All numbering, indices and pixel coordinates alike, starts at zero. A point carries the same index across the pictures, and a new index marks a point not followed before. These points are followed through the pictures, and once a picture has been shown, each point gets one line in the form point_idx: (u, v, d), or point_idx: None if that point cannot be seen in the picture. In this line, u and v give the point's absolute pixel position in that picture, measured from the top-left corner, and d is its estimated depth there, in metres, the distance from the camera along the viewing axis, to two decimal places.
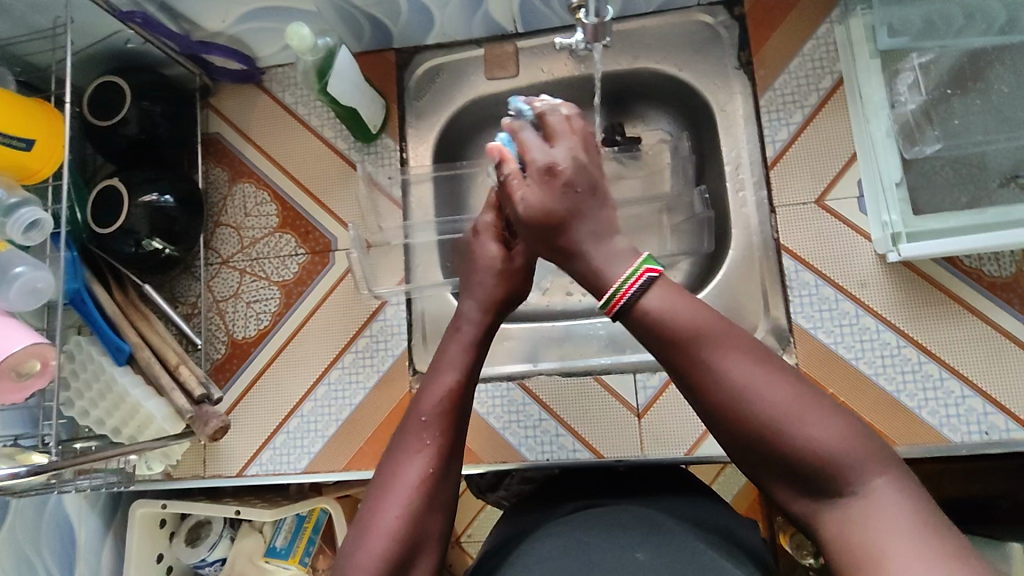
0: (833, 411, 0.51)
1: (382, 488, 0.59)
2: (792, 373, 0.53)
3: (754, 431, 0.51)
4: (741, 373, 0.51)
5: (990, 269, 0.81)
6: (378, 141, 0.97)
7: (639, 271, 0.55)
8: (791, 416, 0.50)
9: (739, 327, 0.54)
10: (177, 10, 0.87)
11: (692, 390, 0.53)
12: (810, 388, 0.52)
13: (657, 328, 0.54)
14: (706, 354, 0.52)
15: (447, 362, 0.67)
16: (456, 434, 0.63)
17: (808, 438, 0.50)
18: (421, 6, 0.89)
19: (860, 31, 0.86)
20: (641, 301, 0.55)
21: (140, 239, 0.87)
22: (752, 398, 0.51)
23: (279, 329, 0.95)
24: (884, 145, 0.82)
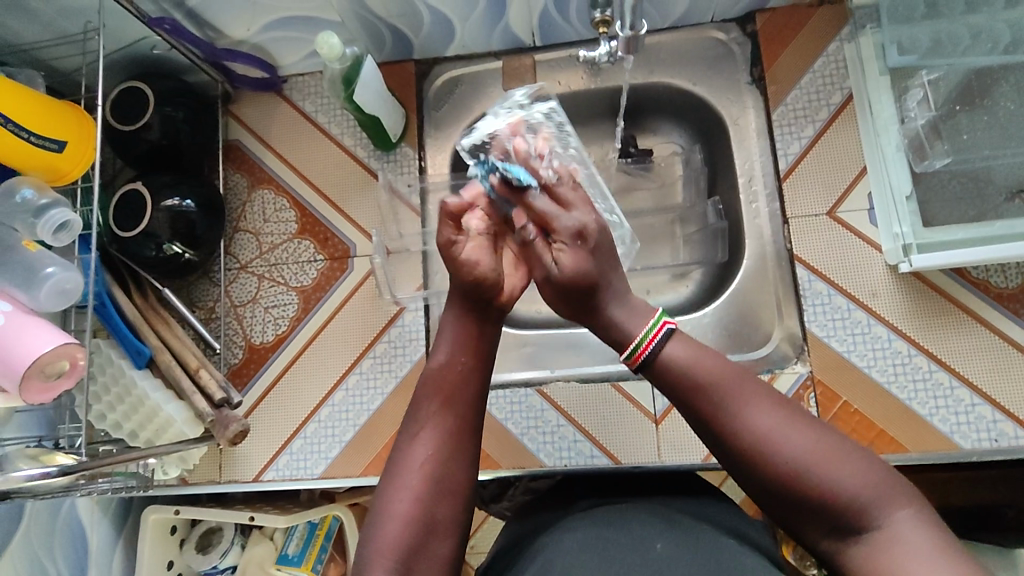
0: (855, 453, 0.52)
1: (392, 472, 0.60)
2: (809, 417, 0.54)
3: (775, 476, 0.52)
4: (759, 420, 0.53)
5: (997, 280, 0.84)
6: (398, 149, 0.99)
7: (656, 324, 0.58)
8: (812, 459, 0.51)
9: (754, 376, 0.55)
10: (203, 18, 0.88)
11: (711, 438, 0.55)
12: (829, 430, 0.53)
13: (676, 379, 0.56)
14: (722, 403, 0.54)
15: (447, 338, 0.66)
16: (465, 414, 0.63)
17: (831, 480, 0.51)
18: (443, 18, 0.91)
19: (870, 48, 0.89)
20: (659, 354, 0.57)
21: (161, 242, 0.87)
22: (773, 442, 0.52)
23: (297, 333, 0.96)
24: (894, 159, 0.85)
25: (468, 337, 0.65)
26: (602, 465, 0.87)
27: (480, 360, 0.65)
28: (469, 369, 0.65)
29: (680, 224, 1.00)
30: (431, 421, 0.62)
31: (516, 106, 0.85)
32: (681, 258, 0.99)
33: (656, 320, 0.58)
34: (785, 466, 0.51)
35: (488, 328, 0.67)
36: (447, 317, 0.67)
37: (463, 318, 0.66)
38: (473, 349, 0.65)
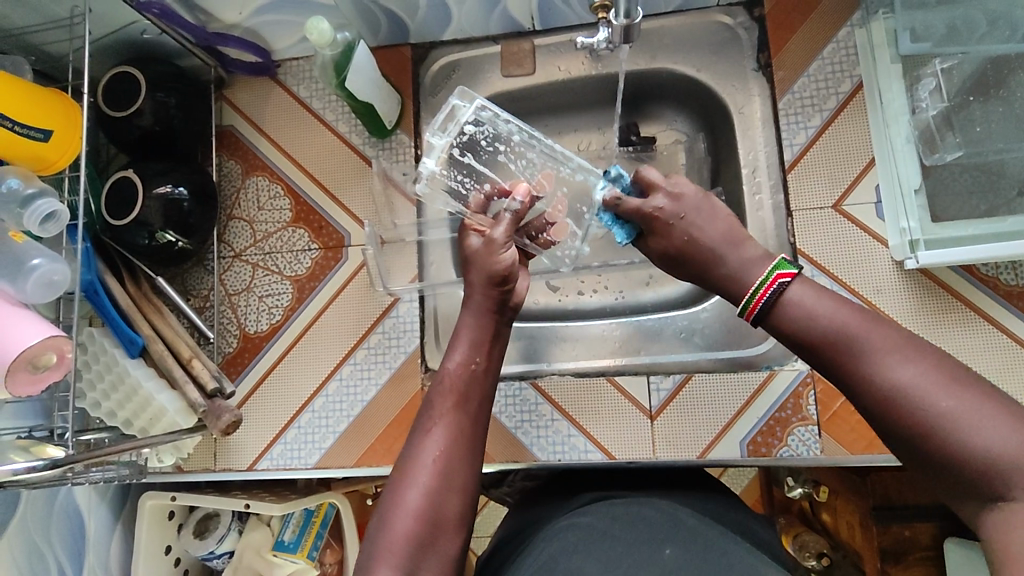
0: (1007, 409, 0.44)
1: (401, 469, 0.61)
2: (953, 369, 0.46)
3: (898, 428, 0.46)
4: (887, 371, 0.47)
5: (1007, 278, 0.81)
6: (393, 136, 0.97)
7: (770, 277, 0.54)
8: (946, 413, 0.44)
9: (889, 325, 0.49)
10: (194, 1, 0.86)
11: (833, 381, 0.50)
12: (977, 386, 0.45)
13: (795, 321, 0.52)
14: (847, 351, 0.49)
15: (464, 336, 0.69)
16: (472, 411, 0.65)
17: (969, 438, 0.43)
18: (439, 1, 0.89)
19: (882, 34, 0.85)
20: (780, 304, 0.53)
21: (154, 231, 0.87)
22: (902, 394, 0.46)
23: (291, 323, 0.95)
24: (903, 150, 0.82)
25: (486, 339, 0.68)
26: (597, 460, 0.85)
27: (492, 363, 0.68)
28: (482, 371, 0.67)
29: None
30: (442, 417, 0.63)
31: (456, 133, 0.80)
32: None
33: (770, 270, 0.54)
34: (908, 419, 0.46)
35: (501, 331, 0.71)
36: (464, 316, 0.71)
37: (482, 319, 0.70)
38: (488, 353, 0.68)
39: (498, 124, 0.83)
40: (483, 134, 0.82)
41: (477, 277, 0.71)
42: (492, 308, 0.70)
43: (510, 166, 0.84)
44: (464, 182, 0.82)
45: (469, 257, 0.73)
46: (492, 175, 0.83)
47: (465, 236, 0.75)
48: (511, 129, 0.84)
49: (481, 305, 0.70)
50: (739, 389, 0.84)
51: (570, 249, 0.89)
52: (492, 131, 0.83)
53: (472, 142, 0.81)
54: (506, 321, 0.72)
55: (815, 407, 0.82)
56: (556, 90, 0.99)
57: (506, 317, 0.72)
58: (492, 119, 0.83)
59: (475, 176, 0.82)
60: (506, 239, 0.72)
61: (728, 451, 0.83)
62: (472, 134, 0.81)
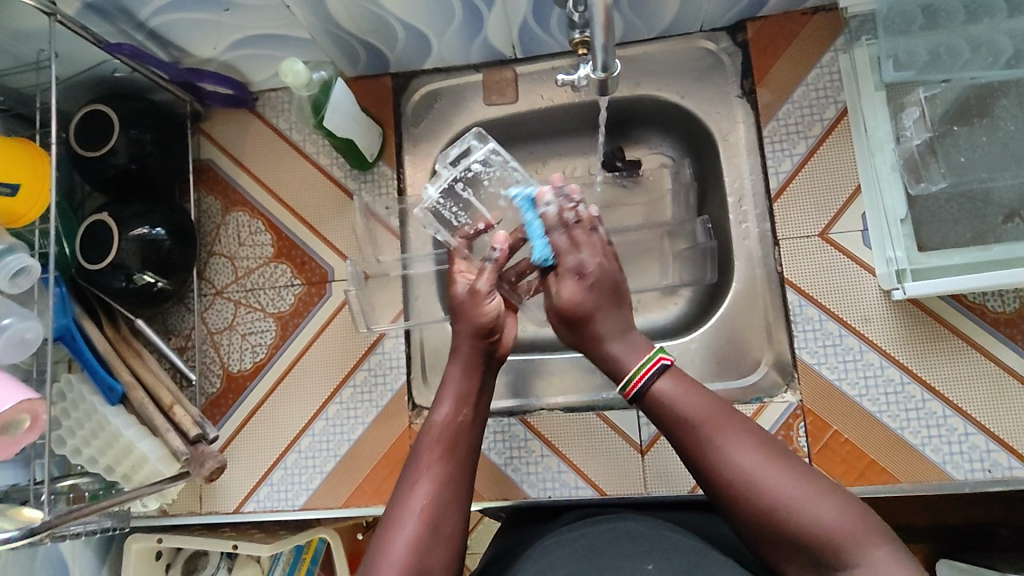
0: (830, 489, 0.57)
1: (387, 521, 0.62)
2: (791, 461, 0.59)
3: (756, 511, 0.57)
4: (747, 461, 0.58)
5: (994, 305, 0.81)
6: (375, 169, 0.95)
7: (653, 359, 0.66)
8: (793, 494, 0.56)
9: (739, 419, 0.62)
10: (166, 39, 0.84)
11: (702, 473, 0.61)
12: (807, 470, 0.58)
13: (667, 412, 0.63)
14: (712, 442, 0.60)
15: (449, 388, 0.70)
16: (459, 460, 0.66)
17: (812, 519, 0.55)
18: (418, 33, 0.87)
19: (865, 62, 0.84)
20: (654, 395, 0.64)
21: (131, 274, 0.85)
22: (756, 480, 0.58)
23: (275, 362, 0.93)
24: (889, 178, 0.81)
25: (469, 389, 0.70)
26: (588, 496, 0.84)
27: (477, 413, 0.70)
28: (469, 421, 0.69)
29: (669, 240, 0.94)
30: (427, 468, 0.65)
31: (465, 166, 0.85)
32: (670, 276, 0.95)
33: (653, 354, 0.66)
34: (765, 501, 0.57)
35: (486, 381, 0.73)
36: (450, 365, 0.73)
37: (467, 370, 0.72)
38: (474, 404, 0.70)
39: (507, 171, 0.86)
40: (487, 173, 0.86)
41: (466, 327, 0.72)
42: (477, 354, 0.73)
43: (507, 211, 0.86)
44: (457, 214, 0.87)
45: (457, 302, 0.75)
46: (488, 215, 0.86)
47: (452, 280, 0.77)
48: (514, 176, 0.86)
49: (466, 355, 0.72)
50: None
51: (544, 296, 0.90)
52: (498, 177, 0.86)
53: (475, 180, 0.86)
54: (490, 370, 0.74)
55: (806, 439, 0.82)
56: (539, 117, 0.98)
57: (493, 365, 0.74)
58: (501, 163, 0.85)
59: (471, 211, 0.87)
60: (491, 290, 0.73)
61: None
62: (477, 172, 0.86)
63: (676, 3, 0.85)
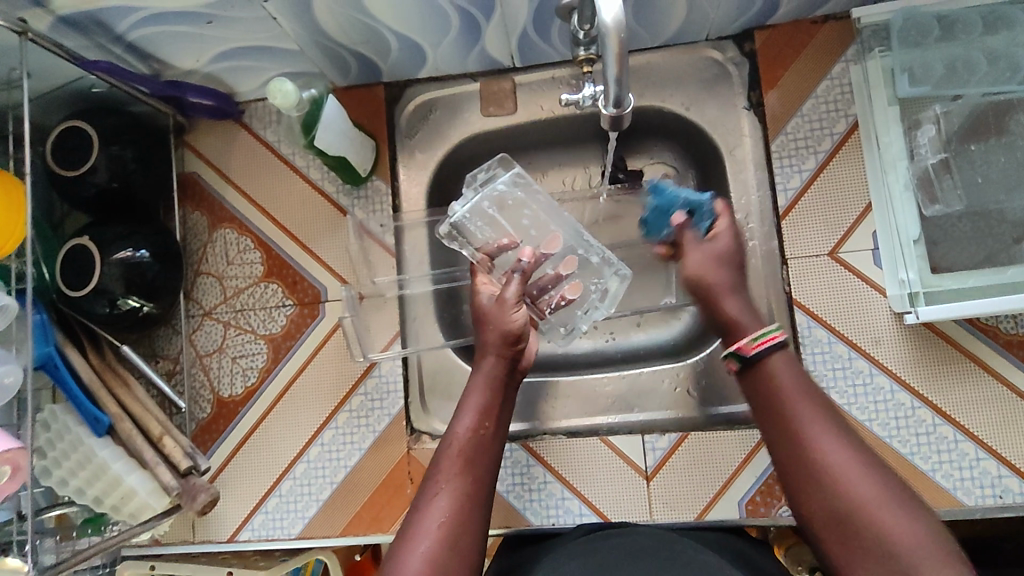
0: (915, 507, 0.55)
1: (406, 533, 0.60)
2: (878, 466, 0.58)
3: (833, 502, 0.56)
4: (831, 452, 0.58)
5: (1006, 327, 0.79)
6: (368, 184, 0.92)
7: (768, 335, 0.65)
8: (873, 497, 0.55)
9: (832, 414, 0.61)
10: (146, 51, 0.79)
11: (784, 454, 0.60)
12: (892, 479, 0.57)
13: (767, 388, 0.63)
14: (801, 426, 0.60)
15: (473, 400, 0.70)
16: (480, 476, 0.65)
17: (887, 524, 0.54)
18: (412, 44, 0.83)
19: (878, 74, 0.80)
20: (763, 364, 0.64)
21: (115, 299, 0.82)
22: (840, 471, 0.57)
23: (268, 386, 0.90)
24: (901, 197, 0.78)
25: (494, 403, 0.70)
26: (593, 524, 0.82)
27: (499, 428, 0.69)
28: (491, 435, 0.68)
29: None
30: (450, 478, 0.63)
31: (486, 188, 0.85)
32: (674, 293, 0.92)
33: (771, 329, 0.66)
34: (845, 495, 0.56)
35: (507, 395, 0.72)
36: (475, 377, 0.73)
37: (489, 383, 0.71)
38: (498, 418, 0.69)
39: (531, 196, 0.86)
40: (511, 193, 0.85)
41: (492, 335, 0.74)
42: (500, 370, 0.72)
43: (530, 230, 0.86)
44: (481, 229, 0.85)
45: (482, 312, 0.76)
46: (512, 233, 0.85)
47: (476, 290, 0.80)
48: (539, 199, 0.86)
49: (491, 367, 0.72)
50: (735, 447, 0.82)
51: (566, 323, 0.84)
52: (521, 200, 0.86)
53: (500, 201, 0.85)
54: (512, 386, 0.73)
55: None
56: (538, 129, 0.94)
57: (513, 380, 0.74)
58: (528, 184, 0.86)
59: (494, 228, 0.85)
60: (517, 299, 0.76)
61: (727, 512, 0.81)
62: (501, 193, 0.85)
63: (682, 12, 0.81)
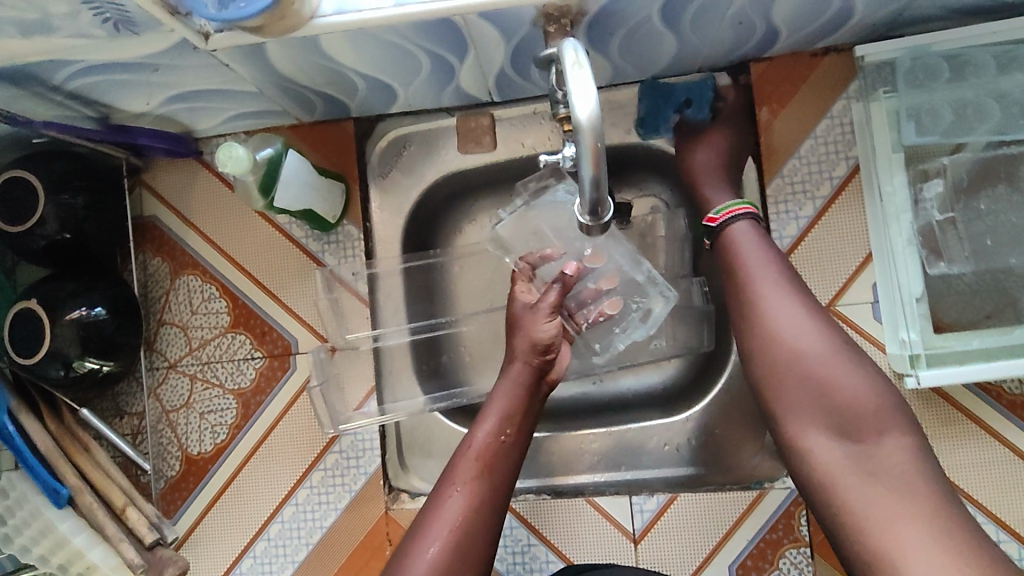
0: (865, 366, 0.61)
1: (422, 526, 0.64)
2: (828, 326, 0.63)
3: (779, 359, 0.62)
4: (781, 316, 0.63)
5: (1010, 386, 0.75)
6: (338, 228, 0.86)
7: (731, 208, 0.70)
8: (815, 353, 0.61)
9: (790, 278, 0.66)
10: (90, 98, 0.72)
11: (739, 314, 0.66)
12: (840, 339, 0.62)
13: (729, 256, 0.69)
14: (756, 291, 0.65)
15: (496, 405, 0.70)
16: (498, 480, 0.67)
17: (832, 384, 0.60)
18: (381, 84, 0.76)
19: (883, 116, 0.75)
20: (727, 232, 0.70)
21: (70, 361, 0.76)
22: (787, 331, 0.63)
23: (238, 443, 0.86)
24: (905, 252, 0.74)
25: (516, 410, 0.69)
26: None
27: (521, 434, 0.69)
28: (511, 443, 0.68)
29: None
30: (466, 480, 0.65)
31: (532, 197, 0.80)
32: None
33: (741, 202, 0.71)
34: (793, 352, 0.62)
35: (533, 401, 0.71)
36: (499, 381, 0.72)
37: (514, 389, 0.70)
38: (519, 425, 0.69)
39: None
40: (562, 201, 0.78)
41: (521, 344, 0.72)
42: (525, 377, 0.71)
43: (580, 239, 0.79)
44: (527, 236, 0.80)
45: (514, 320, 0.75)
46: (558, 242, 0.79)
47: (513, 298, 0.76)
48: None
49: (518, 374, 0.71)
50: (726, 509, 0.79)
51: (608, 342, 0.83)
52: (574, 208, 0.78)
53: (548, 208, 0.79)
54: (539, 393, 0.72)
55: (807, 528, 0.77)
56: (519, 167, 0.88)
57: (539, 390, 0.72)
58: None
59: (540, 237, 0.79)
60: (551, 313, 0.73)
61: None
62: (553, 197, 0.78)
63: (674, 49, 0.75)
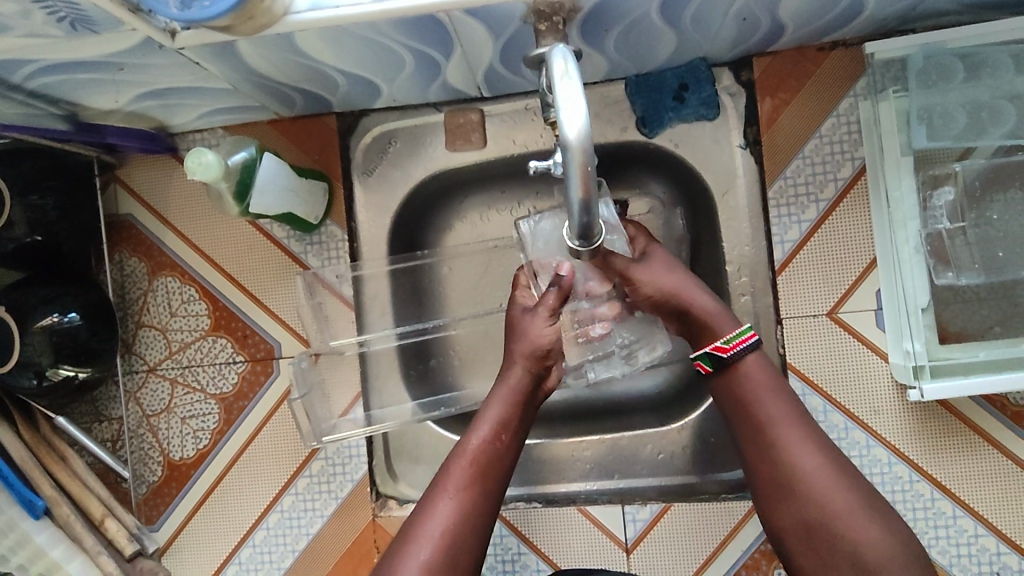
0: (885, 518, 0.58)
1: (410, 533, 0.62)
2: (845, 469, 0.60)
3: (802, 520, 0.59)
4: (805, 462, 0.60)
5: (1015, 397, 0.73)
6: (321, 228, 0.83)
7: (742, 335, 0.65)
8: (841, 509, 0.58)
9: (805, 415, 0.63)
10: (54, 96, 0.68)
11: (757, 457, 0.62)
12: (860, 483, 0.59)
13: (741, 391, 0.64)
14: (775, 433, 0.61)
15: (489, 413, 0.67)
16: (490, 486, 0.64)
17: (854, 542, 0.56)
18: (364, 80, 0.72)
19: (893, 116, 0.71)
20: (736, 365, 0.64)
21: (42, 370, 0.74)
22: (808, 473, 0.59)
23: (221, 448, 0.84)
24: (912, 262, 0.71)
25: (511, 418, 0.67)
26: None
27: (515, 440, 0.67)
28: (505, 449, 0.66)
29: None
30: (457, 485, 0.63)
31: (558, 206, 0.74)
32: None
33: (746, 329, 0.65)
34: (817, 505, 0.58)
35: (528, 409, 0.69)
36: (494, 385, 0.70)
37: (510, 397, 0.68)
38: (515, 431, 0.67)
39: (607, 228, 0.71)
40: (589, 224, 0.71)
41: (520, 351, 0.69)
42: (524, 383, 0.69)
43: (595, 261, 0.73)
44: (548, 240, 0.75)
45: (514, 320, 0.72)
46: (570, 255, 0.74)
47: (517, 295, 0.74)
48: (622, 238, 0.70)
49: (516, 379, 0.69)
50: (720, 519, 0.77)
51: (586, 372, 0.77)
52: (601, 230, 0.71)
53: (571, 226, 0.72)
54: (534, 401, 0.70)
55: None
56: (510, 164, 0.84)
57: (535, 396, 0.70)
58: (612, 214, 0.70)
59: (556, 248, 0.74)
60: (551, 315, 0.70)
61: None
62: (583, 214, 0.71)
63: (672, 44, 0.70)
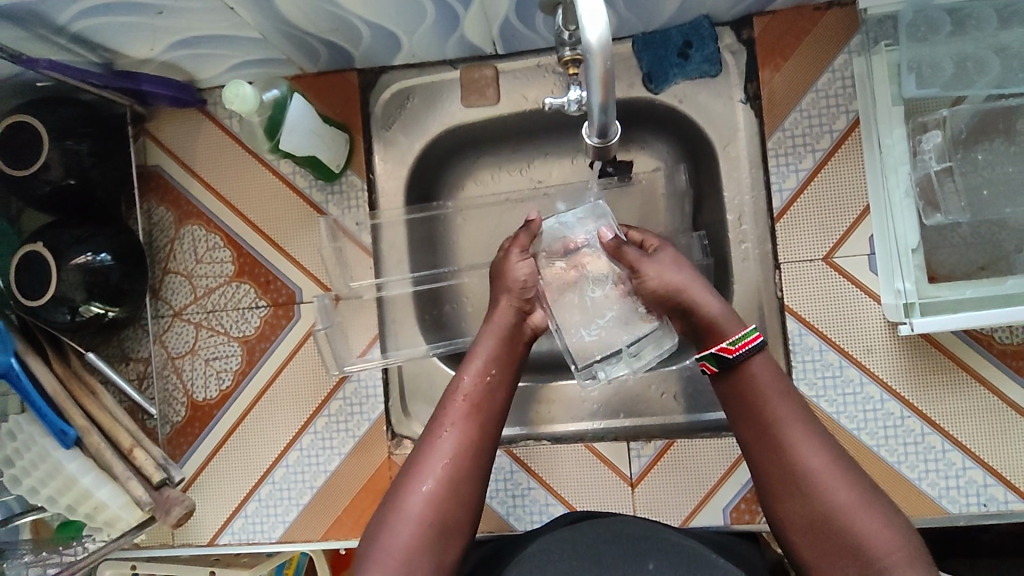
0: (887, 514, 0.59)
1: (414, 464, 0.65)
2: (847, 465, 0.61)
3: (808, 513, 0.60)
4: (811, 460, 0.61)
5: (1001, 336, 0.77)
6: (342, 178, 0.87)
7: (748, 337, 0.66)
8: (847, 506, 0.59)
9: (805, 409, 0.64)
10: (94, 42, 0.72)
11: (762, 450, 0.64)
12: (861, 478, 0.61)
13: (747, 387, 0.65)
14: (778, 426, 0.63)
15: (477, 352, 0.71)
16: (486, 421, 0.68)
17: (856, 535, 0.58)
18: (386, 32, 0.77)
19: (883, 69, 0.75)
20: (746, 364, 0.65)
21: (76, 306, 0.77)
22: (812, 470, 0.61)
23: (243, 389, 0.87)
24: (902, 205, 0.74)
25: (497, 356, 0.71)
26: None
27: (504, 376, 0.71)
28: (495, 383, 0.70)
29: None
30: (455, 422, 0.67)
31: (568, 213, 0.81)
32: None
33: (751, 329, 0.66)
34: (822, 500, 0.60)
35: (516, 345, 0.73)
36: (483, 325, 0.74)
37: (498, 337, 0.72)
38: (504, 367, 0.71)
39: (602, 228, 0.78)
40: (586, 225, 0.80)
41: (501, 294, 0.75)
42: (510, 318, 0.73)
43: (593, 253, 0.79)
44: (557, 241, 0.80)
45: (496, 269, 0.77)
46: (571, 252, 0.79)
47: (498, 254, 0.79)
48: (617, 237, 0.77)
49: (501, 316, 0.73)
50: (722, 454, 0.81)
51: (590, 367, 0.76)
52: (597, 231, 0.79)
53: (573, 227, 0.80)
54: (521, 338, 0.74)
55: None
56: (522, 120, 0.89)
57: (522, 334, 0.74)
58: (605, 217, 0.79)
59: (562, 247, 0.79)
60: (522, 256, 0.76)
61: (711, 519, 0.80)
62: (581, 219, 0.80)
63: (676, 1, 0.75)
